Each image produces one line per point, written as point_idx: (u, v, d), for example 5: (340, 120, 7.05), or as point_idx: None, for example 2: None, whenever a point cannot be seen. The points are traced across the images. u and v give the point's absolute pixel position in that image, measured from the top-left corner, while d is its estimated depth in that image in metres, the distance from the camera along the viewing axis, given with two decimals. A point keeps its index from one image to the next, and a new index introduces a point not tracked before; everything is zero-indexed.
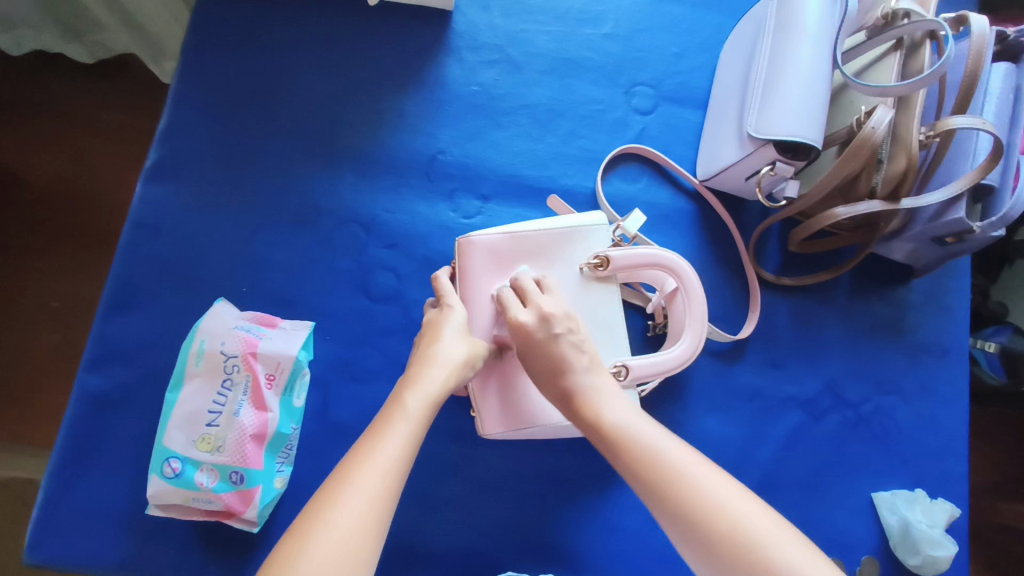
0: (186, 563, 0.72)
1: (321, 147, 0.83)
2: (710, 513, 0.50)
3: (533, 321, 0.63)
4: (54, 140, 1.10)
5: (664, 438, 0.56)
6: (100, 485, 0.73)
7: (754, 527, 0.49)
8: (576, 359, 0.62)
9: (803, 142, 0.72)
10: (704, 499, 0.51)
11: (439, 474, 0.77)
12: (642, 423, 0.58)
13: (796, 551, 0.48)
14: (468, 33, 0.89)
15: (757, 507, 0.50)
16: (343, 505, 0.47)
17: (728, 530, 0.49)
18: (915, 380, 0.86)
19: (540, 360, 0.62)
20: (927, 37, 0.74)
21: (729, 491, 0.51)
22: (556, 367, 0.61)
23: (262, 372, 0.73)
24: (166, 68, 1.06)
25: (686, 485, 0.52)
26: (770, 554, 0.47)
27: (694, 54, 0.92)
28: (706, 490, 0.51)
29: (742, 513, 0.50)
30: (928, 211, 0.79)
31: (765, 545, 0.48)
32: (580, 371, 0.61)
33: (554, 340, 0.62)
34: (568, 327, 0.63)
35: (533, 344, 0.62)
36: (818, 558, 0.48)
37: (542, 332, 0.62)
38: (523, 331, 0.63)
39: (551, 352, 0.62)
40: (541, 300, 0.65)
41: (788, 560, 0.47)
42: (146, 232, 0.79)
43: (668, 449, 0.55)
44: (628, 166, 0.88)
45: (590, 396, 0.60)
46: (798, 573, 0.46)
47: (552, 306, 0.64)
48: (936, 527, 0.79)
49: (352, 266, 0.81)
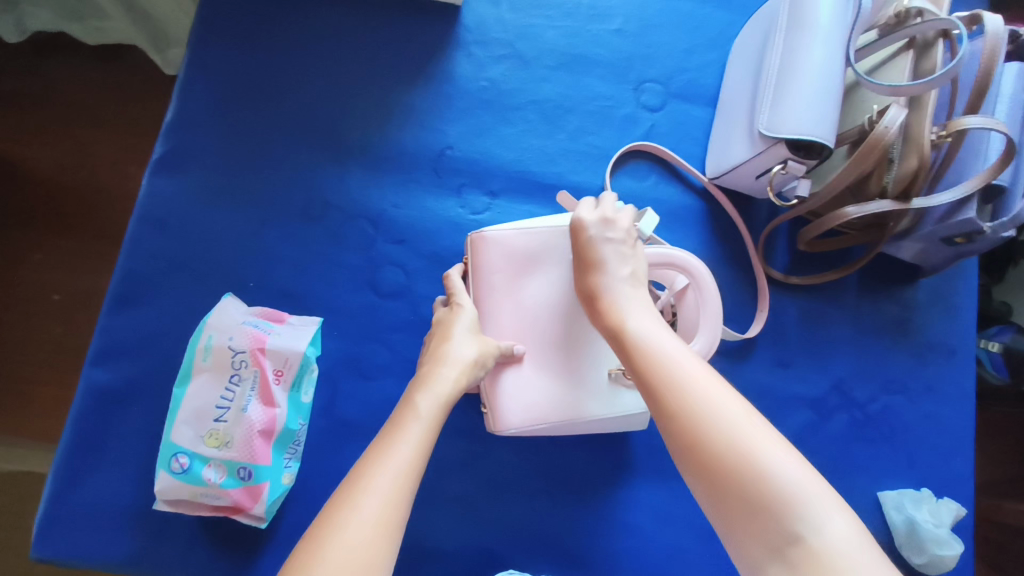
0: (193, 559, 0.72)
1: (328, 141, 0.83)
2: (710, 426, 0.48)
3: (595, 218, 0.65)
4: (55, 129, 1.09)
5: (673, 347, 0.55)
6: (106, 480, 0.73)
7: (754, 444, 0.47)
8: (616, 264, 0.63)
9: (815, 140, 0.72)
10: (702, 413, 0.49)
11: (446, 471, 0.77)
12: (658, 331, 0.57)
13: (793, 469, 0.46)
14: (477, 28, 0.88)
15: (758, 424, 0.49)
16: (358, 508, 0.47)
17: (727, 444, 0.47)
18: (922, 380, 0.86)
19: (581, 255, 0.64)
20: (940, 35, 0.74)
21: (733, 405, 0.50)
22: (591, 263, 0.63)
23: (270, 368, 0.72)
24: (170, 57, 1.04)
25: (688, 396, 0.50)
26: (764, 472, 0.46)
27: (704, 51, 0.91)
28: (707, 404, 0.49)
29: (744, 430, 0.48)
30: (938, 211, 0.78)
31: (762, 460, 0.46)
32: (613, 275, 0.62)
33: (606, 242, 0.64)
34: (622, 237, 0.65)
35: (584, 239, 0.64)
36: (815, 479, 0.46)
37: (597, 231, 0.64)
38: (581, 225, 0.64)
39: (595, 249, 0.63)
40: (608, 207, 0.66)
41: (783, 478, 0.45)
42: (153, 226, 0.79)
43: (677, 360, 0.53)
44: (637, 163, 0.88)
45: (614, 303, 0.60)
46: (791, 493, 0.45)
47: (617, 215, 0.66)
48: (942, 527, 0.79)
49: (359, 261, 0.81)
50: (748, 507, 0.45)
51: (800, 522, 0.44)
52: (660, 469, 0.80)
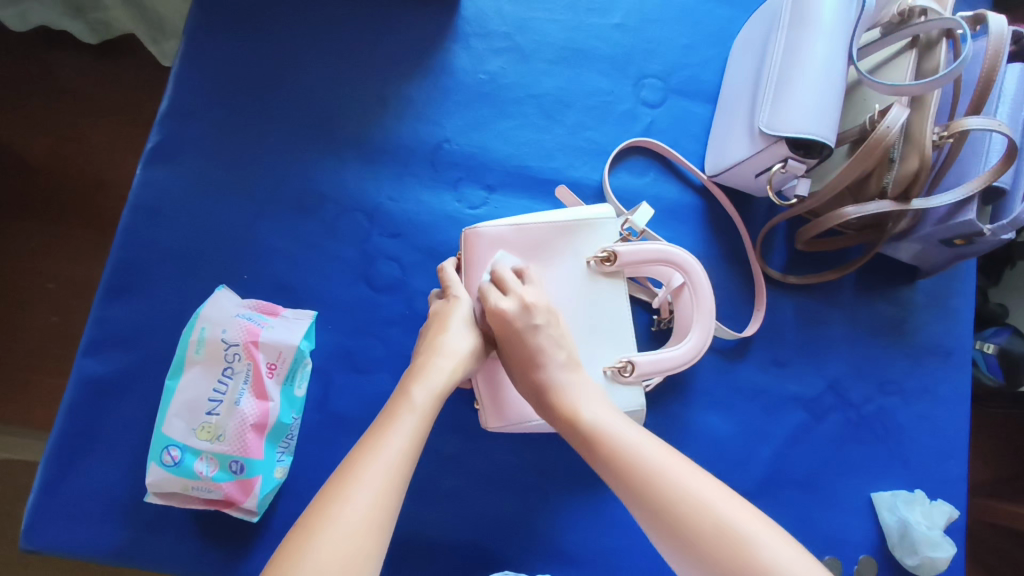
0: (184, 552, 0.72)
1: (325, 133, 0.82)
2: (691, 510, 0.51)
3: (515, 308, 0.63)
4: (50, 117, 1.08)
5: (645, 438, 0.58)
6: (97, 472, 0.72)
7: (736, 526, 0.50)
8: (553, 351, 0.63)
9: (816, 139, 0.71)
10: (683, 497, 0.52)
11: (439, 466, 0.76)
12: (619, 421, 0.59)
13: (778, 546, 0.49)
14: (476, 20, 0.87)
15: (737, 505, 0.52)
16: (349, 500, 0.47)
17: (710, 526, 0.50)
18: (917, 382, 0.86)
19: (515, 350, 0.63)
20: (943, 35, 0.73)
21: (708, 488, 0.53)
22: (532, 359, 0.62)
23: (263, 361, 0.72)
24: (166, 49, 1.03)
25: (667, 484, 0.53)
26: (754, 550, 0.49)
27: (705, 47, 0.90)
28: (686, 488, 0.53)
29: (723, 512, 0.51)
30: (938, 212, 0.78)
31: (749, 542, 0.49)
32: (556, 365, 0.63)
33: (535, 332, 0.63)
34: (548, 319, 0.64)
35: (514, 330, 0.62)
36: (796, 553, 0.49)
37: (522, 322, 0.62)
38: (503, 318, 0.62)
39: (530, 342, 0.62)
40: (520, 289, 0.65)
41: (769, 555, 0.48)
42: (147, 216, 0.78)
43: (650, 450, 0.56)
44: (635, 159, 0.87)
45: (569, 392, 0.62)
46: (780, 568, 0.48)
47: (534, 297, 0.65)
48: (935, 529, 0.79)
49: (354, 255, 0.80)
50: None
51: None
52: None
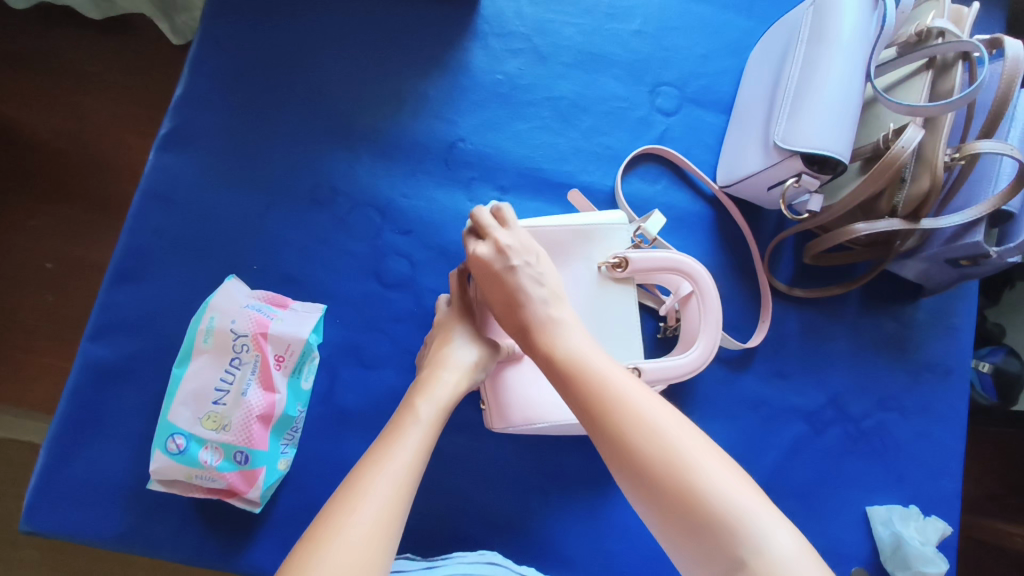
0: (185, 540, 0.72)
1: (340, 126, 0.82)
2: (651, 443, 0.49)
3: (492, 253, 0.63)
4: (56, 97, 1.07)
5: (606, 367, 0.55)
6: (100, 457, 0.72)
7: (688, 456, 0.48)
8: (533, 289, 0.61)
9: (830, 155, 0.72)
10: (640, 422, 0.50)
11: (442, 464, 0.77)
12: (590, 350, 0.57)
13: (725, 478, 0.47)
14: (496, 20, 0.87)
15: (692, 436, 0.49)
16: (355, 512, 0.47)
17: (661, 456, 0.48)
18: (916, 399, 0.87)
19: (498, 290, 0.62)
20: (960, 57, 0.74)
21: (674, 423, 0.50)
22: (513, 301, 0.61)
23: (271, 353, 0.72)
24: (178, 24, 1.00)
25: (626, 413, 0.50)
26: (703, 484, 0.46)
27: (721, 57, 0.91)
28: (651, 424, 0.50)
29: (677, 440, 0.49)
30: (945, 233, 0.79)
31: (693, 474, 0.47)
32: (538, 302, 0.61)
33: (513, 272, 0.62)
34: (527, 259, 0.63)
35: (493, 275, 0.62)
36: (751, 491, 0.46)
37: (502, 264, 0.62)
38: (483, 264, 0.63)
39: (505, 285, 0.61)
40: (501, 232, 0.64)
41: (715, 489, 0.46)
42: (157, 202, 0.78)
43: (615, 381, 0.53)
44: (647, 166, 0.88)
45: (548, 328, 0.59)
46: (725, 500, 0.45)
47: (519, 239, 0.64)
48: (929, 545, 0.80)
49: (365, 250, 0.80)
50: (684, 521, 0.46)
51: (737, 537, 0.44)
52: None
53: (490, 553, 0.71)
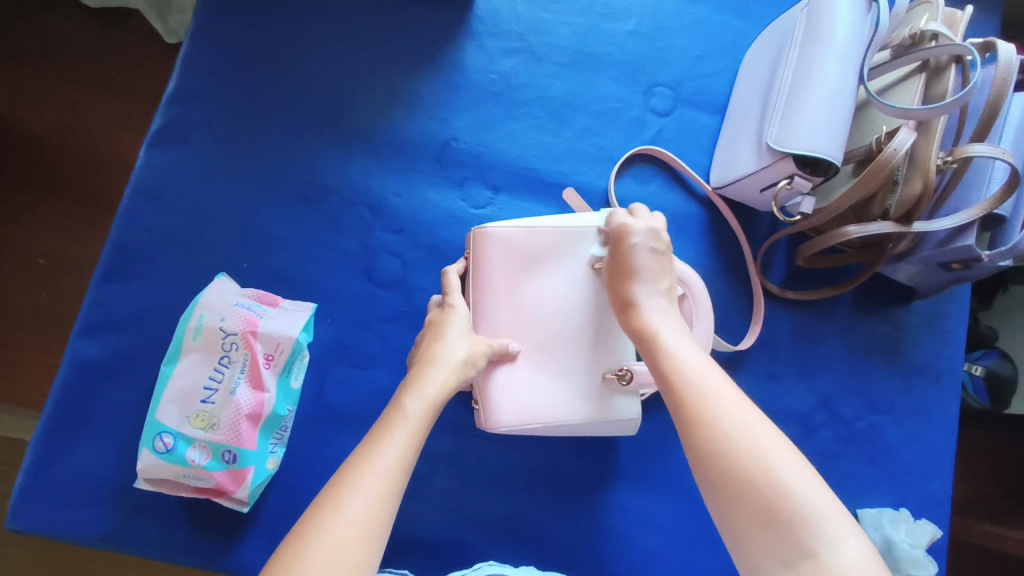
0: (172, 539, 0.71)
1: (332, 124, 0.82)
2: (733, 434, 0.48)
3: (642, 227, 0.64)
4: (50, 91, 1.07)
5: (701, 361, 0.55)
6: (87, 455, 0.72)
7: (774, 457, 0.47)
8: (655, 275, 0.62)
9: (823, 157, 0.72)
10: (719, 411, 0.50)
11: (432, 464, 0.77)
12: (686, 344, 0.57)
13: (811, 485, 0.46)
14: (490, 18, 0.87)
15: (775, 436, 0.49)
16: (342, 509, 0.47)
17: (746, 451, 0.47)
18: (907, 402, 0.87)
19: (620, 264, 0.63)
20: (953, 60, 0.74)
21: (754, 419, 0.50)
22: (631, 278, 0.62)
23: (261, 352, 0.71)
24: (172, 24, 0.99)
25: (715, 408, 0.50)
26: (782, 482, 0.46)
27: (716, 58, 0.91)
28: (734, 415, 0.50)
29: (767, 445, 0.48)
30: (937, 236, 0.79)
31: (782, 477, 0.46)
32: (651, 287, 0.62)
33: (648, 253, 0.63)
34: (665, 251, 0.64)
35: (626, 245, 0.63)
36: (829, 497, 0.45)
37: (640, 240, 0.63)
38: (625, 232, 0.64)
39: (635, 259, 0.62)
40: (649, 215, 0.66)
41: (802, 497, 0.45)
42: (148, 199, 0.77)
43: (708, 374, 0.53)
44: (641, 167, 0.87)
45: (647, 314, 0.60)
46: (811, 510, 0.44)
47: (662, 225, 0.65)
48: (918, 548, 0.80)
49: (356, 248, 0.80)
50: (759, 514, 0.45)
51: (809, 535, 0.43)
52: (647, 475, 0.80)
53: (485, 565, 0.71)
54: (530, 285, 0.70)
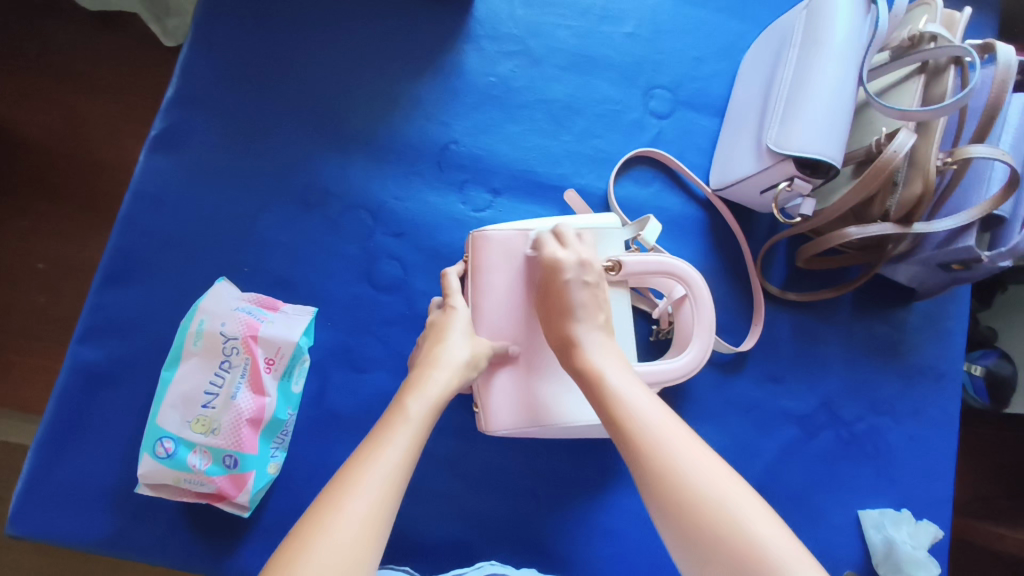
0: (174, 544, 0.71)
1: (331, 127, 0.82)
2: (691, 486, 0.48)
3: (572, 261, 0.64)
4: (49, 95, 1.07)
5: (654, 407, 0.53)
6: (88, 461, 0.72)
7: (739, 508, 0.46)
8: (593, 310, 0.62)
9: (823, 159, 0.72)
10: (674, 460, 0.49)
11: (433, 467, 0.76)
12: (635, 388, 0.55)
13: (780, 534, 0.45)
14: (489, 21, 0.87)
15: (738, 485, 0.48)
16: (343, 510, 0.46)
17: (707, 504, 0.47)
18: (908, 403, 0.87)
19: (556, 300, 0.62)
20: (952, 62, 0.74)
21: (713, 469, 0.49)
22: (567, 313, 0.61)
23: (261, 356, 0.71)
24: (170, 27, 0.99)
25: (665, 454, 0.50)
26: (752, 535, 0.45)
27: (715, 60, 0.91)
28: (688, 466, 0.49)
29: (726, 490, 0.48)
30: (937, 237, 0.79)
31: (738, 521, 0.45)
32: (590, 325, 0.61)
33: (581, 287, 0.63)
34: (596, 281, 0.64)
35: (560, 280, 0.62)
36: (798, 547, 0.45)
37: (572, 274, 0.63)
38: (556, 267, 0.63)
39: (570, 294, 0.62)
40: (579, 246, 0.65)
41: (769, 544, 0.44)
42: (147, 204, 0.77)
43: (660, 421, 0.52)
44: (641, 169, 0.87)
45: (591, 354, 0.59)
46: (778, 557, 0.44)
47: (591, 256, 0.65)
48: (920, 549, 0.80)
49: (357, 252, 0.80)
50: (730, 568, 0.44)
51: None
52: None
53: (487, 564, 0.71)
54: (525, 288, 0.69)
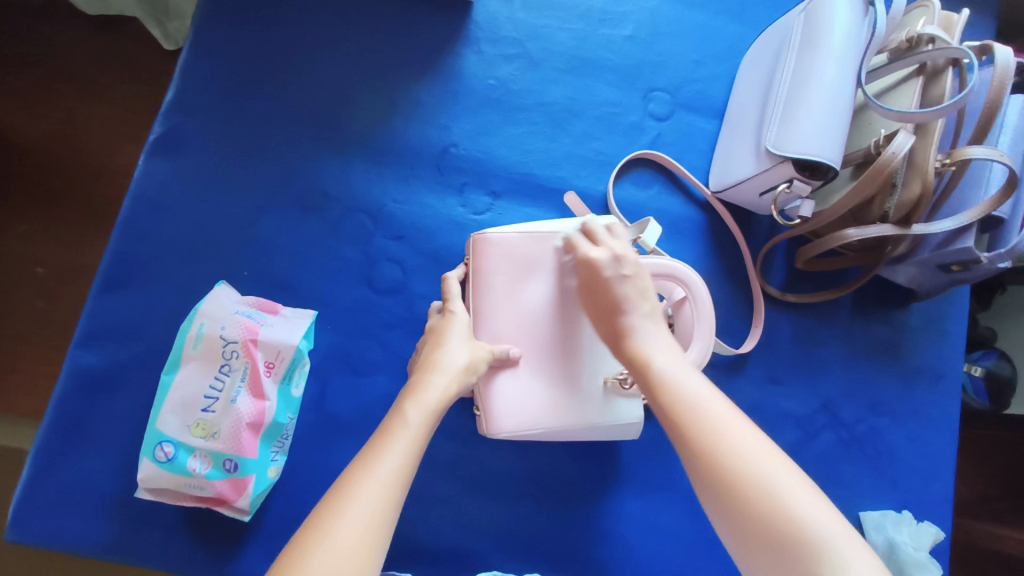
0: (174, 549, 0.71)
1: (331, 130, 0.82)
2: (738, 471, 0.48)
3: (607, 257, 0.62)
4: (48, 99, 1.07)
5: (702, 391, 0.54)
6: (88, 465, 0.72)
7: (787, 492, 0.47)
8: (638, 301, 0.60)
9: (822, 161, 0.72)
10: (718, 443, 0.50)
11: (433, 471, 0.76)
12: (684, 372, 0.56)
13: (830, 521, 0.45)
14: (488, 25, 0.87)
15: (789, 469, 0.48)
16: (343, 518, 0.46)
17: (757, 487, 0.47)
18: (908, 404, 0.87)
19: (599, 296, 0.61)
20: (949, 64, 0.74)
21: (760, 450, 0.49)
22: (613, 308, 0.60)
23: (261, 360, 0.71)
24: (170, 30, 0.99)
25: (720, 436, 0.50)
26: (801, 519, 0.45)
27: (713, 63, 0.91)
28: (738, 449, 0.49)
29: (777, 476, 0.48)
30: (936, 238, 0.79)
31: (794, 509, 0.46)
32: (638, 315, 0.60)
33: (623, 281, 0.61)
34: (636, 271, 0.62)
35: (601, 278, 0.61)
36: (848, 530, 0.45)
37: (612, 270, 0.61)
38: (592, 266, 0.61)
39: (613, 290, 0.60)
40: (612, 241, 0.63)
41: (816, 527, 0.45)
42: (147, 207, 0.77)
43: (707, 404, 0.53)
44: (640, 171, 0.88)
45: (641, 341, 0.59)
46: (825, 542, 0.44)
47: (627, 250, 0.63)
48: (921, 550, 0.80)
49: (357, 255, 0.80)
50: (771, 547, 0.45)
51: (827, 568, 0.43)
52: (649, 480, 0.80)
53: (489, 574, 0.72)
54: (530, 288, 0.69)
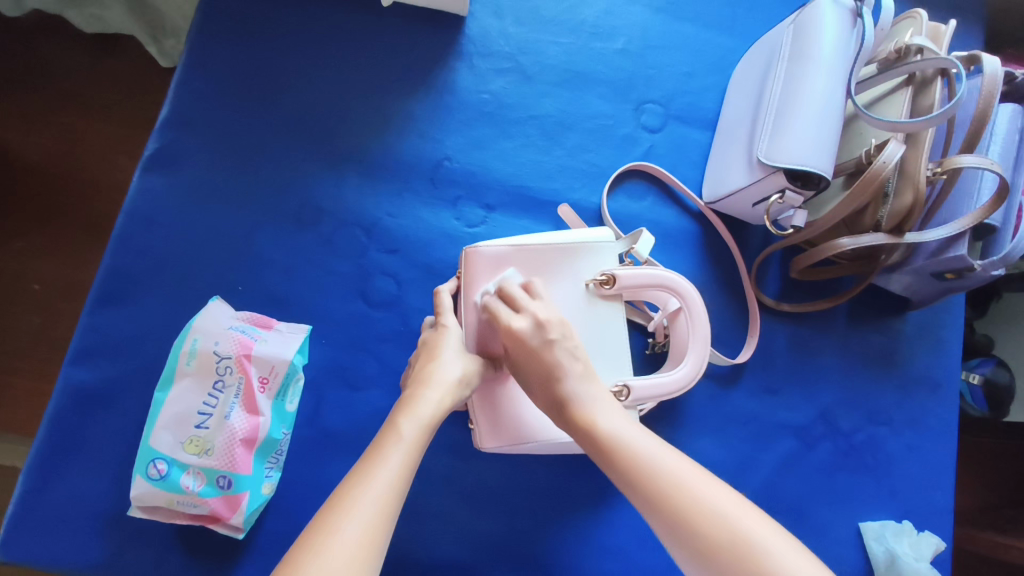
0: (166, 568, 0.70)
1: (325, 145, 0.82)
2: (707, 520, 0.50)
3: (529, 327, 0.61)
4: (46, 116, 1.07)
5: (658, 448, 0.55)
6: (81, 483, 0.71)
7: (758, 537, 0.48)
8: (570, 364, 0.60)
9: (813, 171, 0.72)
10: (683, 498, 0.51)
11: (429, 485, 0.76)
12: (636, 432, 0.57)
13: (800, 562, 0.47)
14: (481, 39, 0.88)
15: (755, 514, 0.50)
16: (338, 534, 0.46)
17: (727, 535, 0.49)
18: (905, 413, 0.87)
19: (533, 368, 0.60)
20: (938, 74, 0.74)
21: (726, 500, 0.51)
22: (548, 378, 0.60)
23: (255, 375, 0.71)
24: (166, 47, 1.00)
25: (681, 493, 0.51)
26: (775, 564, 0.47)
27: (705, 75, 0.92)
28: (703, 500, 0.51)
29: (744, 525, 0.49)
30: (929, 246, 0.79)
31: (767, 556, 0.47)
32: (573, 379, 0.60)
33: (550, 347, 0.60)
34: (563, 333, 0.61)
35: (529, 346, 0.60)
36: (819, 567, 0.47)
37: (536, 339, 0.60)
38: (517, 339, 0.60)
39: (545, 359, 0.59)
40: (533, 305, 0.63)
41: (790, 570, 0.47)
42: (141, 223, 0.77)
43: (666, 460, 0.54)
44: (634, 183, 0.88)
45: (582, 404, 0.59)
46: None
47: (546, 313, 0.62)
48: (922, 561, 0.80)
49: (351, 269, 0.80)
50: None
51: None
52: None
53: None
54: None
